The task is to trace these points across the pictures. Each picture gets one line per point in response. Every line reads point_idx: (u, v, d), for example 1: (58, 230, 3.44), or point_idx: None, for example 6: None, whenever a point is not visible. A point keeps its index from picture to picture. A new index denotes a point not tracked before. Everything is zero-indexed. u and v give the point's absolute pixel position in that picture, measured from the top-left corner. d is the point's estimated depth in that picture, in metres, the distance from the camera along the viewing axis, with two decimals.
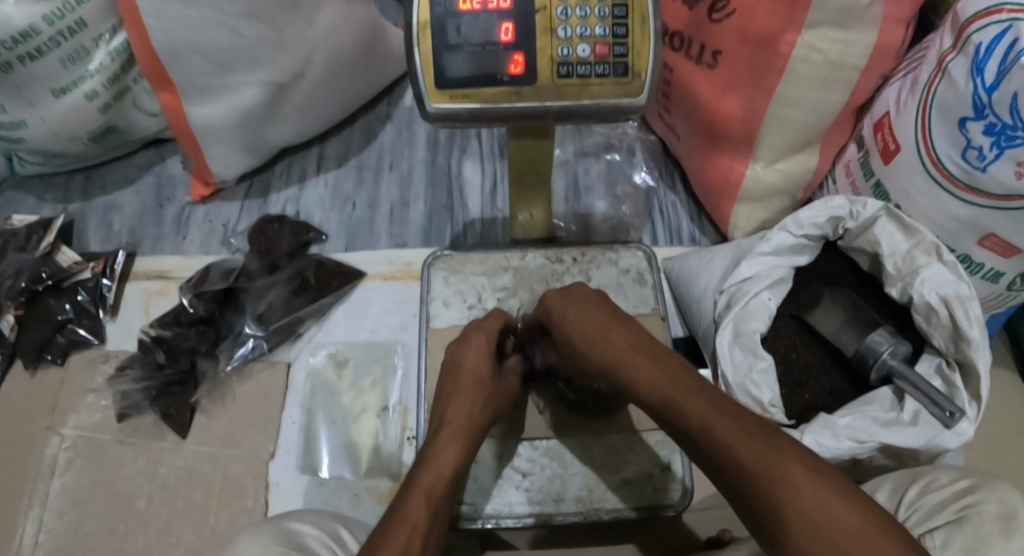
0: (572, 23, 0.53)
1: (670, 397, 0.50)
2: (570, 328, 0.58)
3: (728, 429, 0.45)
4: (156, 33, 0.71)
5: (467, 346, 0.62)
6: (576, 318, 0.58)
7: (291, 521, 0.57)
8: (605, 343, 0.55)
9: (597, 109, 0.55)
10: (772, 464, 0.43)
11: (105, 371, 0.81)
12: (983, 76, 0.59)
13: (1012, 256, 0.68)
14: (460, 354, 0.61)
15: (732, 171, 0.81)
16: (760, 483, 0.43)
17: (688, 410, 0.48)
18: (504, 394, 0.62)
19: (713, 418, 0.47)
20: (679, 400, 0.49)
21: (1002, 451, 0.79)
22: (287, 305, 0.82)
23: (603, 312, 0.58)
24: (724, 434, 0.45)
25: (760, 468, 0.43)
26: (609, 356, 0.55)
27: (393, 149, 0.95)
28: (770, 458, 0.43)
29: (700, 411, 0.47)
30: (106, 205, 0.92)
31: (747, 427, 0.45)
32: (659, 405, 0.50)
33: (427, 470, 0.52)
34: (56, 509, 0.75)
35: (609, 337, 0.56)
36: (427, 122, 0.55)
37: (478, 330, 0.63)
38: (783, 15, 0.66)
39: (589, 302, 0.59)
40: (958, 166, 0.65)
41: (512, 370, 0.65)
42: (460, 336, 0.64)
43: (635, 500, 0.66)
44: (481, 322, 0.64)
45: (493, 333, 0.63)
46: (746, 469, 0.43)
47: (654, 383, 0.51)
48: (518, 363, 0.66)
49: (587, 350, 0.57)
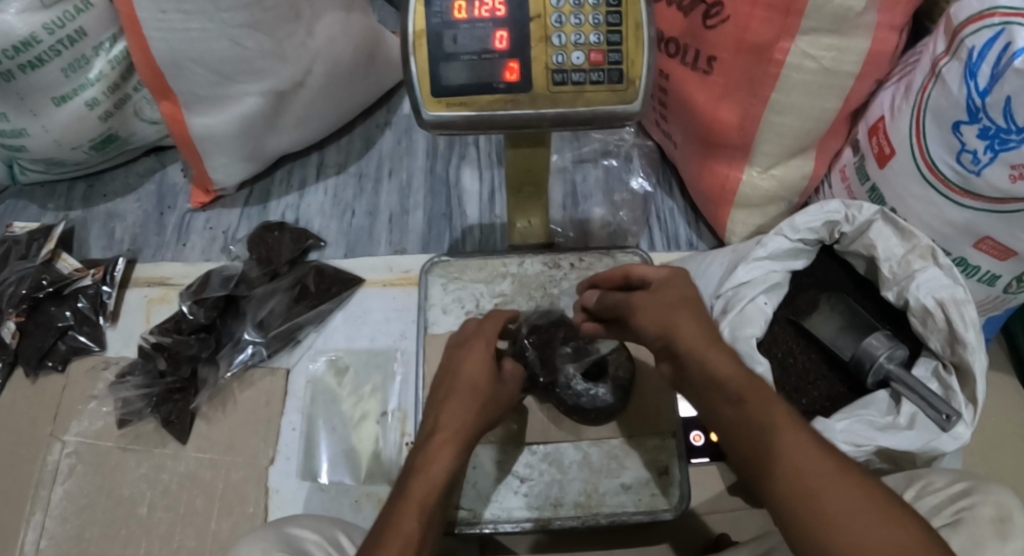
0: (567, 31, 0.54)
1: (736, 391, 0.48)
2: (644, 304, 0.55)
3: (787, 436, 0.45)
4: (157, 44, 0.72)
5: (467, 351, 0.60)
6: (650, 298, 0.55)
7: (291, 527, 0.57)
8: (678, 320, 0.52)
9: (592, 115, 0.56)
10: (819, 477, 0.43)
11: (106, 377, 0.82)
12: (976, 80, 0.60)
13: (1008, 259, 0.68)
14: (458, 360, 0.59)
15: (729, 177, 0.82)
16: (801, 492, 0.43)
17: (754, 409, 0.47)
18: (504, 395, 0.60)
19: (773, 422, 0.46)
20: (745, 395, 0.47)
21: (1001, 455, 0.79)
22: (287, 312, 0.82)
23: (682, 293, 0.55)
24: (783, 442, 0.45)
25: (806, 478, 0.43)
26: (680, 330, 0.52)
27: (393, 157, 0.96)
28: (820, 472, 0.43)
29: (760, 412, 0.47)
30: (107, 213, 0.93)
31: (804, 438, 0.45)
32: (722, 395, 0.48)
33: (419, 481, 0.52)
34: (58, 514, 0.76)
35: (681, 318, 0.53)
36: (424, 130, 0.56)
37: (476, 336, 0.61)
38: (778, 23, 0.67)
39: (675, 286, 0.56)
40: (953, 170, 0.65)
41: (510, 375, 0.62)
42: (459, 340, 0.63)
43: (635, 504, 0.67)
44: (480, 326, 0.63)
45: (490, 339, 0.61)
46: (789, 477, 0.44)
47: (728, 373, 0.49)
48: (516, 365, 0.63)
49: (659, 324, 0.53)
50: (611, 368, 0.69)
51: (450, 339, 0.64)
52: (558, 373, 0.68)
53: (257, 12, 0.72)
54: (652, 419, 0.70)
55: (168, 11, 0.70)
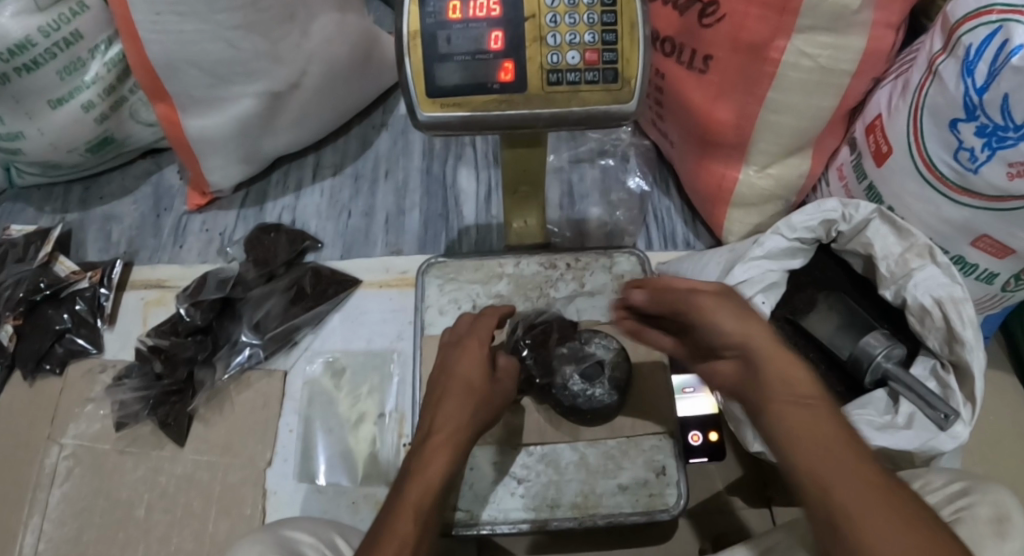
0: (561, 31, 0.53)
1: (802, 397, 0.45)
2: (709, 308, 0.51)
3: (841, 455, 0.42)
4: (152, 46, 0.72)
5: (461, 350, 0.60)
6: (714, 304, 0.51)
7: (287, 529, 0.57)
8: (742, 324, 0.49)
9: (587, 115, 0.56)
10: (867, 498, 0.40)
11: (103, 380, 0.81)
12: (973, 77, 0.60)
13: (1006, 257, 0.68)
14: (453, 360, 0.59)
15: (726, 176, 0.81)
16: (845, 511, 0.40)
17: (818, 422, 0.43)
18: (501, 393, 0.60)
19: (829, 438, 0.43)
20: (812, 404, 0.44)
21: (1000, 453, 0.79)
22: (283, 314, 0.82)
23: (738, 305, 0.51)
24: (837, 459, 0.42)
25: (852, 497, 0.40)
26: (748, 336, 0.48)
27: (389, 158, 0.96)
28: (867, 494, 0.40)
29: (819, 427, 0.43)
30: (105, 215, 0.93)
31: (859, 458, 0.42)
32: (783, 402, 0.45)
33: (415, 485, 0.51)
34: (56, 518, 0.76)
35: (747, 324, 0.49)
36: (418, 131, 0.56)
37: (471, 335, 0.61)
38: (773, 21, 0.66)
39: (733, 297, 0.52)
40: (950, 168, 0.65)
41: (506, 373, 0.62)
42: (453, 339, 0.62)
43: (632, 505, 0.66)
44: (473, 324, 0.62)
45: (484, 336, 0.61)
46: (835, 495, 0.41)
47: (799, 379, 0.45)
48: (511, 362, 0.62)
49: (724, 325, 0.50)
50: (608, 368, 0.68)
51: (445, 339, 0.63)
52: (555, 374, 0.68)
53: (251, 13, 0.72)
54: (649, 418, 0.70)
55: (162, 13, 0.69)
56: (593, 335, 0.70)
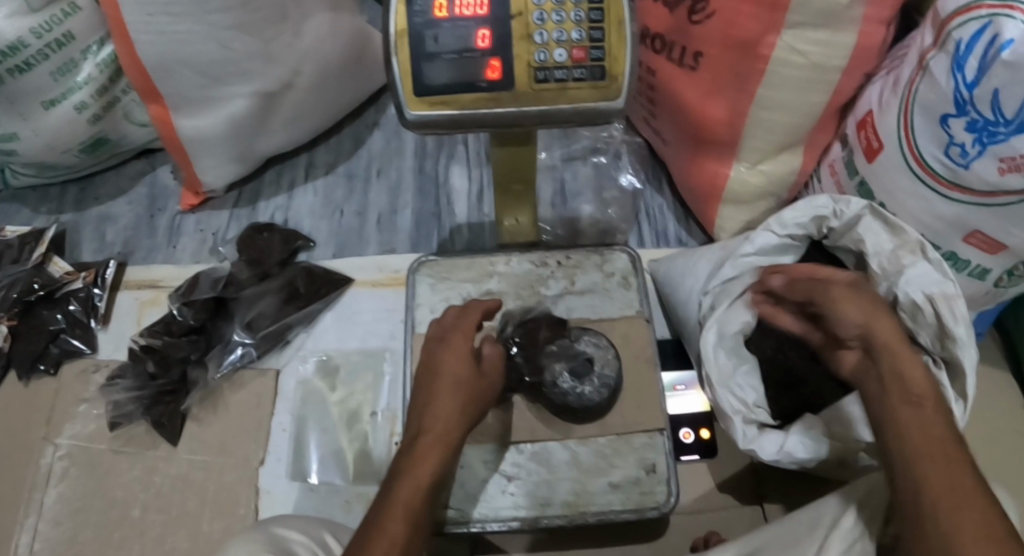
0: (548, 28, 0.53)
1: (914, 392, 0.52)
2: (872, 303, 0.59)
3: (944, 450, 0.47)
4: (145, 47, 0.72)
5: (446, 346, 0.59)
6: (864, 303, 0.59)
7: (278, 526, 0.57)
8: (895, 338, 0.56)
9: (575, 112, 0.55)
10: (962, 489, 0.45)
11: (97, 380, 0.82)
12: (963, 72, 0.59)
13: (998, 253, 0.68)
14: (438, 357, 0.58)
15: (718, 173, 0.81)
16: (937, 495, 0.45)
17: (921, 413, 0.50)
18: (488, 387, 0.59)
19: (936, 443, 0.48)
20: (920, 399, 0.51)
21: (992, 449, 0.79)
22: (277, 313, 0.82)
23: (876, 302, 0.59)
24: (939, 452, 0.47)
25: (947, 485, 0.45)
26: (876, 327, 0.58)
27: (382, 157, 0.96)
28: (964, 486, 0.45)
29: (925, 417, 0.50)
30: (99, 216, 0.93)
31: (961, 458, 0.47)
32: (903, 393, 0.52)
33: (405, 483, 0.52)
34: (51, 518, 0.76)
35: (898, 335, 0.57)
36: (407, 129, 0.56)
37: (457, 330, 0.60)
38: (764, 17, 0.66)
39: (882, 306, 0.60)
40: (942, 164, 0.65)
41: (490, 364, 0.61)
42: (438, 334, 0.61)
43: (623, 503, 0.66)
44: (459, 317, 0.62)
45: (468, 332, 0.60)
46: (929, 477, 0.46)
47: (911, 374, 0.53)
48: (495, 351, 0.62)
49: (892, 336, 0.56)
50: (598, 366, 0.68)
51: (429, 334, 0.62)
52: (544, 372, 0.67)
53: (243, 13, 0.72)
54: (641, 416, 0.69)
55: (154, 14, 0.69)
56: (582, 333, 0.70)
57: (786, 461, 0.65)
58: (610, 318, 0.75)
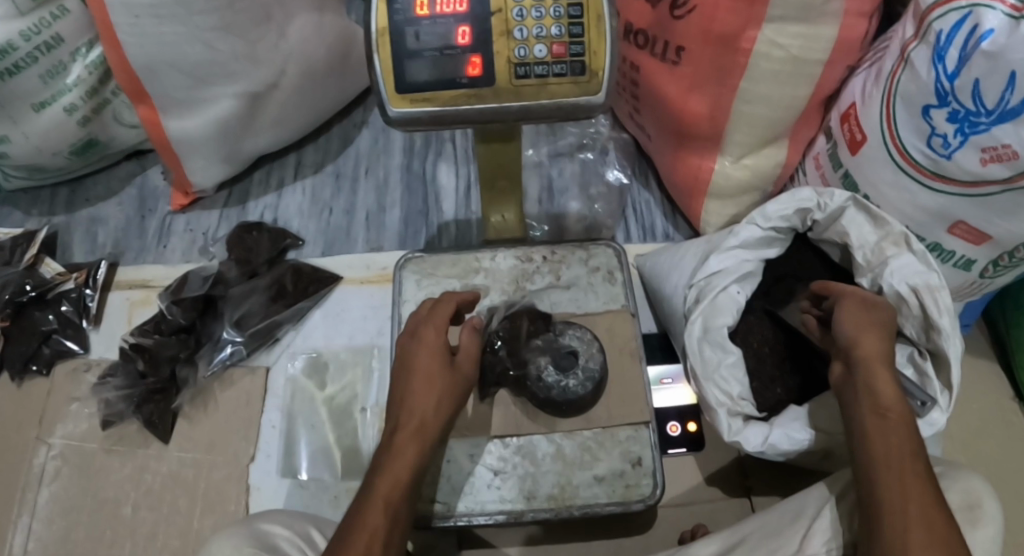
0: (528, 25, 0.53)
1: (883, 404, 0.55)
2: (867, 318, 0.61)
3: (901, 462, 0.50)
4: (131, 48, 0.72)
5: (417, 341, 0.60)
6: (866, 317, 0.61)
7: (263, 522, 0.58)
8: (884, 353, 0.58)
9: (556, 108, 0.56)
10: (910, 499, 0.47)
11: (88, 380, 0.82)
12: (944, 63, 0.60)
13: (982, 244, 0.68)
14: (411, 353, 0.59)
15: (702, 167, 0.82)
16: (891, 502, 0.48)
17: (889, 426, 0.53)
18: (466, 378, 0.60)
19: (901, 453, 0.51)
20: (888, 412, 0.54)
21: (978, 440, 0.79)
22: (265, 311, 0.83)
23: (875, 317, 0.61)
24: (898, 463, 0.50)
25: (897, 494, 0.48)
26: (861, 336, 0.60)
27: (370, 156, 0.97)
28: (909, 495, 0.48)
29: (889, 429, 0.53)
30: (90, 217, 0.94)
31: (914, 469, 0.50)
32: (871, 406, 0.55)
33: (384, 476, 0.53)
34: (44, 517, 0.76)
35: (886, 350, 0.59)
36: (390, 127, 0.56)
37: (430, 323, 0.61)
38: (744, 11, 0.67)
39: (891, 322, 0.62)
40: (924, 155, 0.65)
41: (465, 356, 0.61)
42: (411, 328, 0.62)
43: (608, 495, 0.67)
44: (431, 311, 0.62)
45: (440, 325, 0.61)
46: (882, 487, 0.49)
47: (881, 386, 0.56)
48: (472, 341, 0.61)
49: (874, 348, 0.58)
50: (582, 359, 0.68)
51: (403, 328, 0.63)
52: (528, 365, 0.68)
53: (227, 14, 0.73)
54: (626, 409, 0.69)
55: (140, 16, 0.70)
56: (567, 326, 0.70)
57: (770, 452, 0.66)
58: (595, 312, 0.75)
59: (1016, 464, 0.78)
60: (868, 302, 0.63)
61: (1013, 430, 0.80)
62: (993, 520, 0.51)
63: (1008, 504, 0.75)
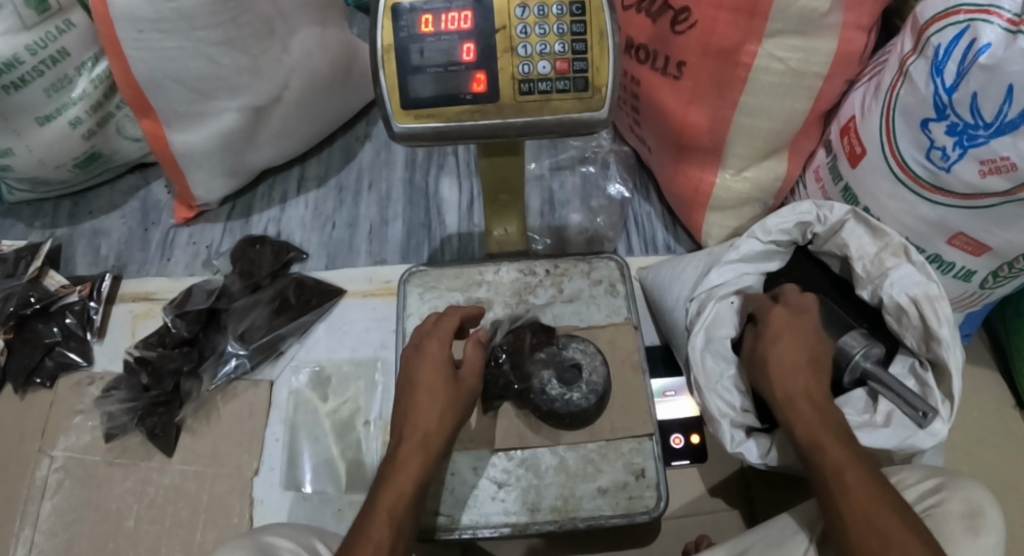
0: (531, 41, 0.54)
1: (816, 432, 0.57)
2: (770, 349, 0.62)
3: (851, 480, 0.52)
4: (136, 63, 0.73)
5: (421, 355, 0.60)
6: (786, 338, 0.62)
7: (268, 535, 0.57)
8: (797, 380, 0.60)
9: (560, 123, 0.56)
10: (873, 516, 0.49)
11: (92, 393, 0.82)
12: (943, 77, 0.60)
13: (982, 255, 0.69)
14: (413, 367, 0.59)
15: (703, 180, 0.82)
16: (854, 525, 0.50)
17: (825, 453, 0.55)
18: (470, 392, 0.60)
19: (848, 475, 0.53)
20: (821, 441, 0.56)
21: (979, 450, 0.80)
22: (269, 324, 0.83)
23: (794, 337, 0.62)
24: (847, 481, 0.52)
25: (857, 515, 0.50)
26: (780, 365, 0.61)
27: (372, 169, 0.97)
28: (874, 514, 0.49)
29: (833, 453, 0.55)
30: (93, 230, 0.94)
31: (867, 485, 0.52)
32: (806, 438, 0.57)
33: (388, 489, 0.54)
34: (47, 529, 0.76)
35: (801, 375, 0.60)
36: (395, 143, 0.57)
37: (433, 336, 0.61)
38: (744, 26, 0.67)
39: (797, 331, 0.62)
40: (923, 167, 0.66)
41: (470, 370, 0.61)
42: (414, 342, 0.62)
43: (611, 508, 0.67)
44: (436, 324, 0.63)
45: (444, 338, 0.61)
46: (846, 508, 0.51)
47: (810, 416, 0.58)
48: (477, 354, 0.62)
49: (793, 380, 0.60)
50: (585, 372, 0.68)
51: (409, 341, 0.63)
52: (532, 378, 0.68)
53: (231, 29, 0.73)
54: (631, 421, 0.70)
55: (144, 31, 0.71)
56: (571, 340, 0.70)
57: (773, 464, 0.66)
58: (598, 325, 0.76)
59: (1018, 473, 0.78)
60: (771, 328, 0.63)
61: (1015, 438, 0.80)
62: (995, 529, 0.51)
63: (1010, 514, 0.76)
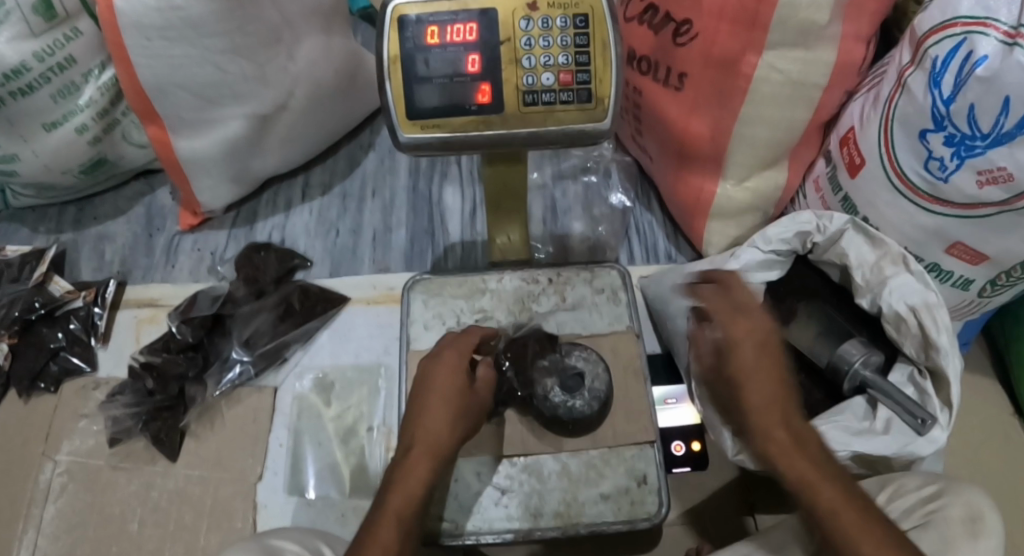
0: (535, 53, 0.54)
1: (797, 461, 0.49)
2: (740, 373, 0.50)
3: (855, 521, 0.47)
4: (143, 70, 0.74)
5: (440, 362, 0.61)
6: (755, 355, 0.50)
7: (276, 538, 0.58)
8: (774, 407, 0.49)
9: (563, 134, 0.57)
10: None
11: (97, 397, 0.83)
12: (941, 88, 0.61)
13: (980, 263, 0.70)
14: (431, 371, 0.60)
15: (704, 190, 0.83)
16: None
17: (816, 490, 0.48)
18: (479, 403, 0.61)
19: (845, 510, 0.47)
20: (808, 473, 0.48)
21: (977, 457, 0.81)
22: (273, 330, 0.84)
23: (762, 355, 0.50)
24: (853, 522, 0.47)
25: None
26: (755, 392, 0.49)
27: (376, 176, 0.98)
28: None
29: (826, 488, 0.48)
30: (98, 235, 0.95)
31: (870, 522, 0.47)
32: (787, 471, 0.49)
33: (398, 492, 0.53)
34: (50, 533, 0.77)
35: (779, 401, 0.49)
36: (401, 152, 0.57)
37: (452, 347, 0.62)
38: (744, 38, 0.68)
39: (764, 345, 0.50)
40: (921, 177, 0.67)
41: (483, 383, 0.62)
42: (433, 350, 0.63)
43: (614, 513, 0.67)
44: (457, 338, 0.65)
45: (463, 350, 0.63)
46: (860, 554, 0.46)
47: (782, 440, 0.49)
48: (489, 372, 0.64)
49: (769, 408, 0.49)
50: (588, 380, 0.69)
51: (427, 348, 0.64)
52: (535, 385, 0.69)
53: (237, 37, 0.74)
54: (631, 428, 0.70)
55: (152, 39, 0.71)
56: (574, 347, 0.72)
57: None
58: (600, 333, 0.76)
59: (1016, 481, 0.79)
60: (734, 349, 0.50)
61: (1014, 445, 0.81)
62: (995, 532, 0.52)
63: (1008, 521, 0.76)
